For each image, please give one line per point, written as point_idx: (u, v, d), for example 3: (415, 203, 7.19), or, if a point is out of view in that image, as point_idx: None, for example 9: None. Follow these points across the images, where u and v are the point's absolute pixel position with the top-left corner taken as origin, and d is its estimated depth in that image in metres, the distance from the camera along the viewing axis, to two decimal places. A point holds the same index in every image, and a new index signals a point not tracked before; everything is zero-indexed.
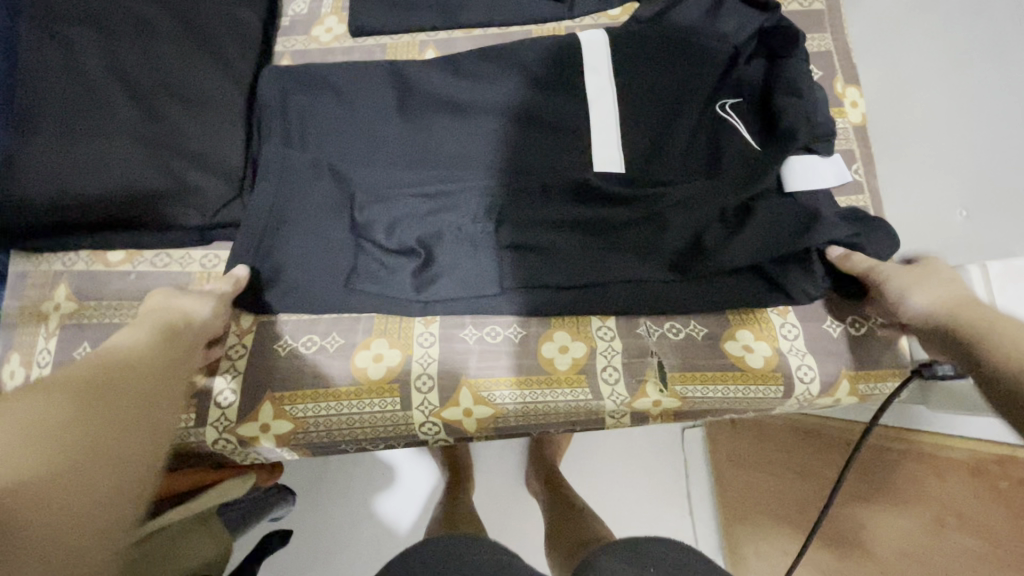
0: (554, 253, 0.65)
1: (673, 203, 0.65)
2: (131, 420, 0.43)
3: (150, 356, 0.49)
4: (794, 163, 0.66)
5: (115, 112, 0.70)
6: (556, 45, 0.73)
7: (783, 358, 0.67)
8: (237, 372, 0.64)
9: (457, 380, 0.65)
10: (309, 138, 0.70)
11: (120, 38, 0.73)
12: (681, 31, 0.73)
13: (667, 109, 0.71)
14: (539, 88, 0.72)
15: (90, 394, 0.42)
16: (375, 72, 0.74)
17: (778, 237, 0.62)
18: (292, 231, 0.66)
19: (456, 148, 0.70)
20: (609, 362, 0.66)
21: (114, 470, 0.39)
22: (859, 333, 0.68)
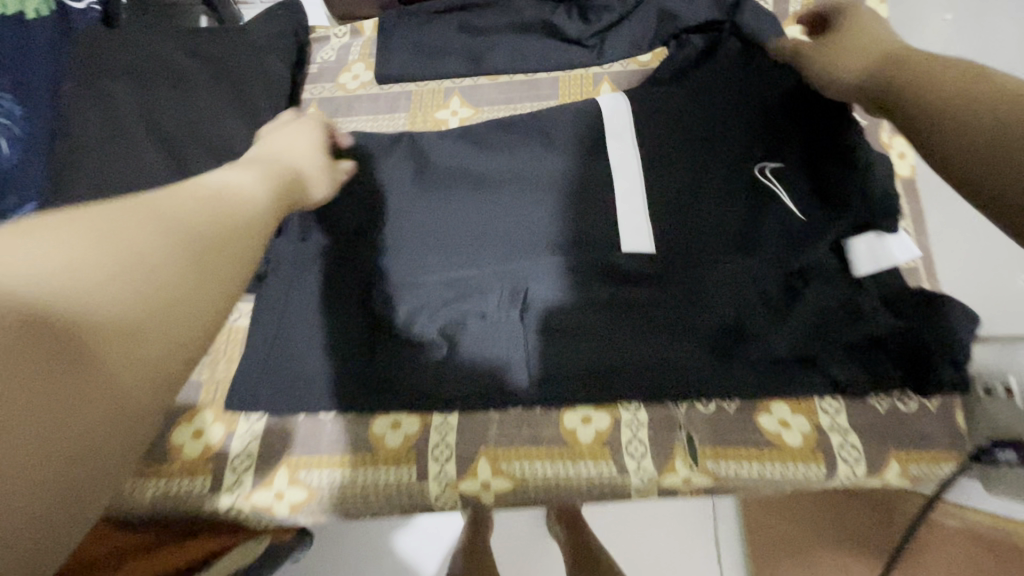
0: (580, 336, 0.66)
1: (703, 287, 0.66)
2: (160, 334, 0.26)
3: (241, 223, 0.33)
4: (857, 243, 0.66)
5: (144, 165, 0.71)
6: (584, 114, 0.75)
7: (824, 436, 0.62)
8: (255, 436, 0.64)
9: (476, 449, 0.63)
10: (341, 209, 0.72)
11: (155, 92, 0.76)
12: (707, 97, 0.74)
13: (694, 176, 0.71)
14: (567, 155, 0.74)
15: (163, 246, 0.28)
16: (403, 146, 0.77)
17: (825, 325, 0.62)
18: (322, 300, 0.68)
19: (486, 225, 0.71)
20: (635, 435, 0.63)
21: (65, 486, 0.23)
22: (909, 409, 0.62)
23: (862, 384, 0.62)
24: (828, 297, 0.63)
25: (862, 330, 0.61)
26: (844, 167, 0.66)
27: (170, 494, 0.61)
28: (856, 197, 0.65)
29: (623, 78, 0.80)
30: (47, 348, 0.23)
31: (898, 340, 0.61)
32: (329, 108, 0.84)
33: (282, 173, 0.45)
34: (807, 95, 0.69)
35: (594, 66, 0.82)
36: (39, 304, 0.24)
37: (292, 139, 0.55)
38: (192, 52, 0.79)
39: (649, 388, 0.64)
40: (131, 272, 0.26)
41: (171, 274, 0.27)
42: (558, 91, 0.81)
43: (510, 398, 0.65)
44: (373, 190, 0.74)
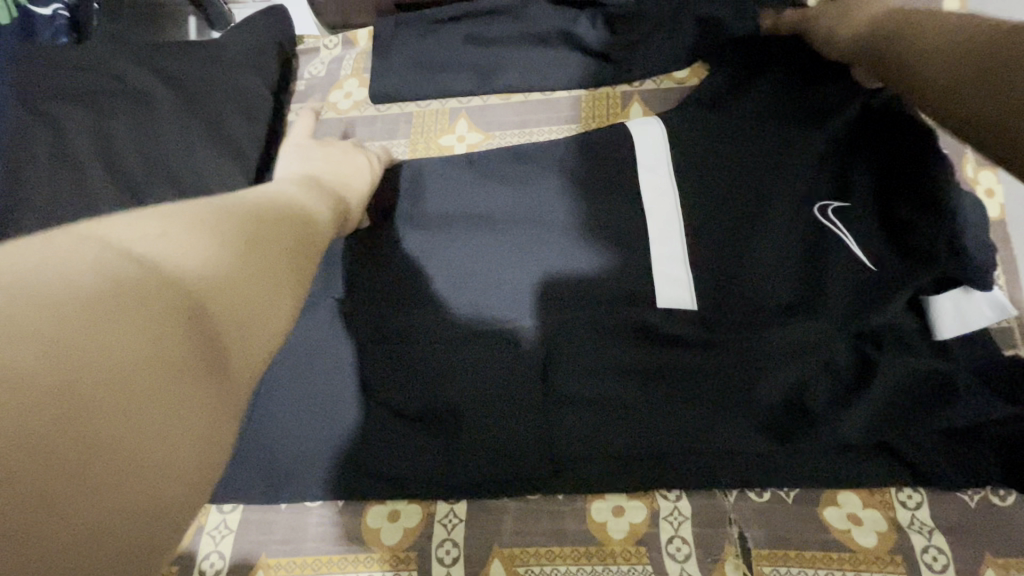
0: (612, 412, 0.56)
1: (763, 354, 0.55)
2: (269, 301, 0.31)
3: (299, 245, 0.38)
4: (941, 302, 0.56)
5: (103, 207, 0.62)
6: (611, 142, 0.65)
7: (903, 536, 0.52)
8: (229, 531, 0.54)
9: (488, 548, 0.53)
10: (336, 261, 0.63)
11: (117, 121, 0.66)
12: (757, 125, 0.64)
13: (743, 220, 0.61)
14: (591, 191, 0.64)
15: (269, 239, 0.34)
16: (405, 181, 0.67)
17: (906, 405, 0.53)
18: (316, 364, 0.59)
19: (505, 271, 0.62)
20: (676, 532, 0.54)
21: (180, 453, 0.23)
22: (1004, 503, 0.52)
23: (949, 476, 0.52)
24: (911, 370, 0.53)
25: (950, 416, 0.52)
26: (929, 215, 0.56)
27: None
28: (943, 250, 0.55)
29: (655, 99, 0.70)
30: (189, 319, 0.26)
31: (997, 431, 0.52)
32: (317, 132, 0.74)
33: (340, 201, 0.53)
34: (883, 132, 0.61)
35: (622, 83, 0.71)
36: (182, 280, 0.26)
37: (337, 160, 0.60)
38: (158, 71, 0.70)
39: (693, 474, 0.55)
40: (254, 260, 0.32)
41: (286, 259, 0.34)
42: (579, 113, 0.70)
43: (529, 485, 0.55)
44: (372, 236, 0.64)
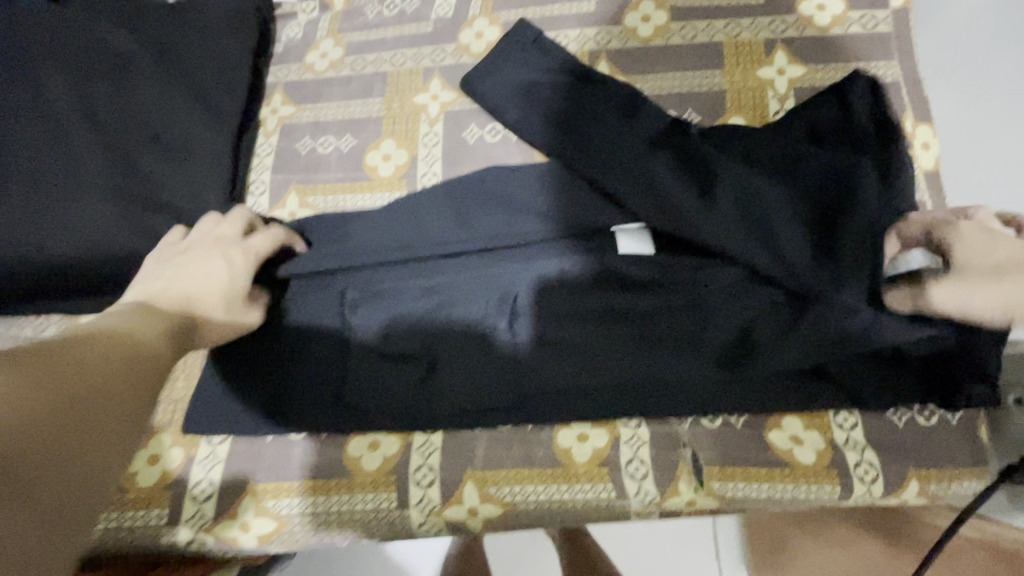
0: (576, 349, 0.59)
1: (707, 296, 0.60)
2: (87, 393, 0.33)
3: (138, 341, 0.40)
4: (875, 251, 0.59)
5: (85, 163, 0.64)
6: (576, 93, 0.67)
7: (839, 453, 0.57)
8: (219, 462, 0.58)
9: (462, 472, 0.58)
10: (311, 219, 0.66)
11: (96, 79, 0.68)
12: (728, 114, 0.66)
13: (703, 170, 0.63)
14: (556, 140, 0.66)
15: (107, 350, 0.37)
16: None
17: (839, 334, 0.57)
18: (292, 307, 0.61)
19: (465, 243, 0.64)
20: (635, 455, 0.58)
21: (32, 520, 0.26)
22: (929, 423, 0.58)
23: (880, 399, 0.57)
24: (845, 307, 0.58)
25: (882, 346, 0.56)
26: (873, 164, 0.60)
27: (124, 528, 0.56)
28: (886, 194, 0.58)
29: (620, 56, 0.72)
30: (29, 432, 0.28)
31: (920, 356, 0.57)
32: (296, 92, 0.76)
33: (181, 322, 0.48)
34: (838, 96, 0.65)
35: (589, 41, 0.73)
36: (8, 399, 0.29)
37: (207, 262, 0.54)
38: (135, 30, 0.71)
39: (650, 404, 0.59)
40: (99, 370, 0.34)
41: (116, 366, 0.36)
42: None
43: (499, 418, 0.59)
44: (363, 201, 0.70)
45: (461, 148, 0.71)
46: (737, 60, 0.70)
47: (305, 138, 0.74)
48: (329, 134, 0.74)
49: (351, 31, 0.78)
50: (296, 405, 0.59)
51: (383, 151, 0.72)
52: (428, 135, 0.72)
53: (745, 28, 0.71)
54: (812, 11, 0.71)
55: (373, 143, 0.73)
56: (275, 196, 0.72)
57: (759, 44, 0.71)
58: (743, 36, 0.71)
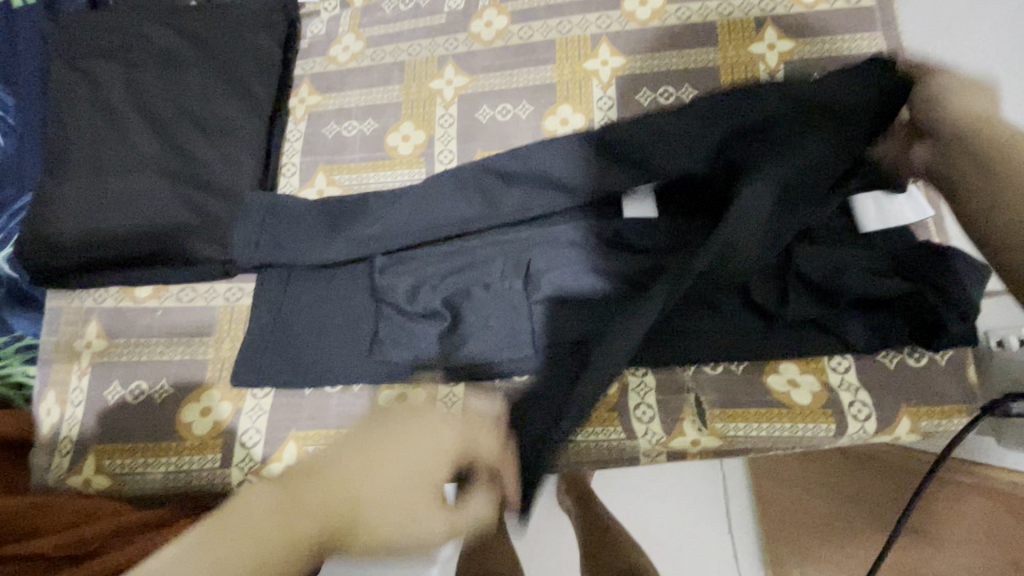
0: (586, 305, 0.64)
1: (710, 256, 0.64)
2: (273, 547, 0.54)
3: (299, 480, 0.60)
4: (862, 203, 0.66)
5: (140, 150, 0.71)
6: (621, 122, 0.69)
7: (833, 395, 0.62)
8: (262, 412, 0.65)
9: (484, 418, 0.64)
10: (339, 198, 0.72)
11: (146, 74, 0.75)
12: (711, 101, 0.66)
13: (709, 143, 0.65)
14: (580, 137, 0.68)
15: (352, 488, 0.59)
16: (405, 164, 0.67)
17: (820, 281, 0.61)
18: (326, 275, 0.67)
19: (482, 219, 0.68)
20: (641, 400, 0.64)
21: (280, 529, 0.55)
22: (917, 364, 0.62)
23: (873, 346, 0.61)
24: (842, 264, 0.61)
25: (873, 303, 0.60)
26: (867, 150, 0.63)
27: (182, 470, 0.63)
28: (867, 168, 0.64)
29: (621, 37, 0.78)
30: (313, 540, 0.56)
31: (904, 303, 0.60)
32: (321, 83, 0.83)
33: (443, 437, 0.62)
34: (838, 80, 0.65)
35: (591, 25, 0.79)
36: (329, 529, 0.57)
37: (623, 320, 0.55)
38: (178, 30, 0.78)
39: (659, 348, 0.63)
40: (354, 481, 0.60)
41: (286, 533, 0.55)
42: (554, 55, 0.78)
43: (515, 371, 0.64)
44: (385, 181, 0.77)
45: (475, 128, 0.77)
46: (730, 38, 0.75)
47: (330, 124, 0.80)
48: (353, 120, 0.80)
49: (370, 25, 0.85)
50: (332, 358, 0.65)
51: (402, 132, 0.78)
52: (444, 116, 0.78)
53: (737, 7, 0.76)
54: None
55: (393, 125, 0.79)
56: (305, 176, 0.78)
57: (750, 21, 0.75)
58: (735, 14, 0.76)
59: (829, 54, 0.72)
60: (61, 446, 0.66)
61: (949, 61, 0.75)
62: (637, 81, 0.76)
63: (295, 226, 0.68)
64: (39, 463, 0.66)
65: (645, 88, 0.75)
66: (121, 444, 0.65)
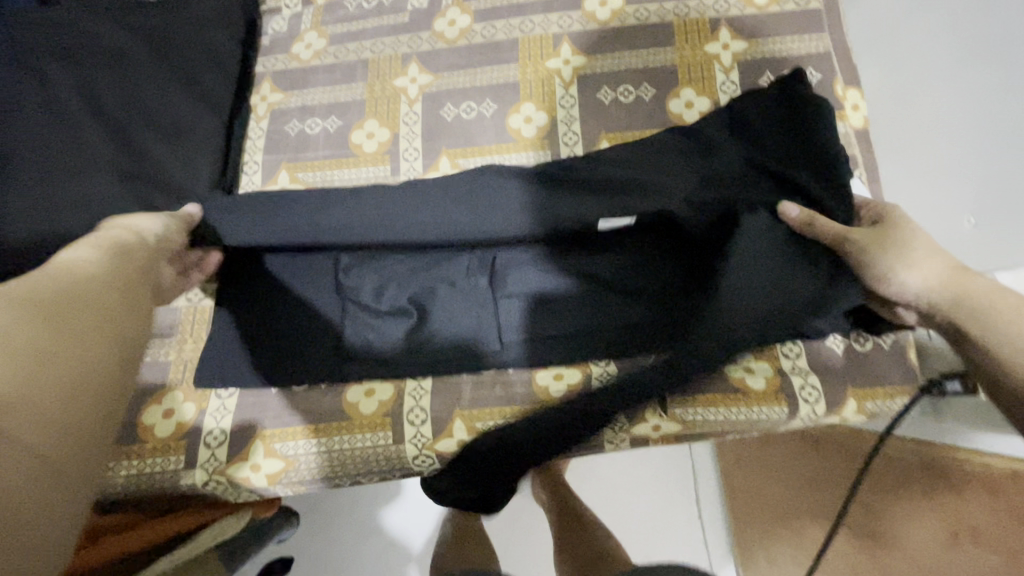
0: (551, 300, 0.66)
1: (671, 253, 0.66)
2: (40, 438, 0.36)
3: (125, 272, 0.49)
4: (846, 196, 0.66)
5: (94, 148, 0.70)
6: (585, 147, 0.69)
7: (785, 379, 0.65)
8: (227, 412, 0.64)
9: (451, 410, 0.64)
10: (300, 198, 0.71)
11: (99, 71, 0.73)
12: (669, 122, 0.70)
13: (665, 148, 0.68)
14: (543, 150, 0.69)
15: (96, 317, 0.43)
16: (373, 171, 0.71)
17: None
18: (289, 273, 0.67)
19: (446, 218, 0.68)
20: (605, 388, 0.65)
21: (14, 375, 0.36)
22: (863, 348, 0.65)
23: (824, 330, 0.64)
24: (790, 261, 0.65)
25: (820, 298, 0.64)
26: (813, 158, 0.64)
27: (143, 473, 0.62)
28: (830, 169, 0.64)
29: (582, 36, 0.79)
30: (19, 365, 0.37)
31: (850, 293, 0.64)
32: (284, 81, 0.82)
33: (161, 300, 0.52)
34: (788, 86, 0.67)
35: (553, 25, 0.80)
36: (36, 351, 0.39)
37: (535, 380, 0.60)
38: (132, 26, 0.76)
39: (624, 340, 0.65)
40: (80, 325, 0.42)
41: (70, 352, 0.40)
42: (517, 54, 0.79)
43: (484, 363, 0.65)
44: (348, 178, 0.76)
45: (440, 125, 0.78)
46: (686, 38, 0.78)
47: (294, 122, 0.80)
48: (317, 117, 0.80)
49: (333, 23, 0.84)
50: (295, 354, 0.65)
51: (367, 130, 0.78)
52: (408, 114, 0.78)
53: (692, 8, 0.79)
54: None
55: (357, 123, 0.79)
56: (269, 174, 0.78)
57: (705, 23, 0.78)
58: (691, 16, 0.79)
59: (779, 55, 0.76)
60: None
61: (889, 62, 0.80)
62: (598, 80, 0.78)
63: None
64: None
65: (606, 87, 0.77)
66: None
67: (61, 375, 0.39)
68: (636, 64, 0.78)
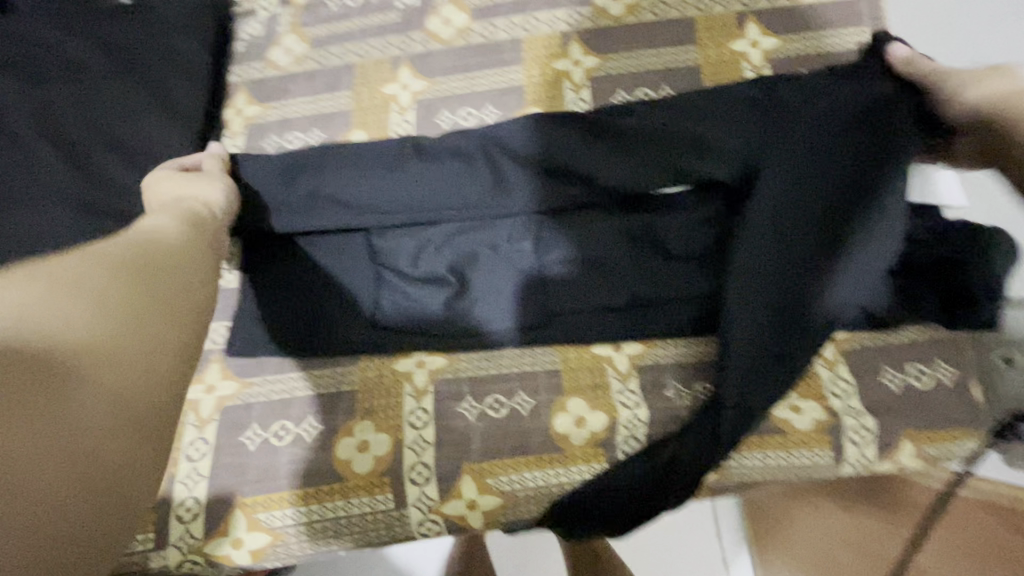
0: (575, 309, 0.61)
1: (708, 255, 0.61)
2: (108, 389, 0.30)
3: (190, 246, 0.43)
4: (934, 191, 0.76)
5: (49, 177, 0.61)
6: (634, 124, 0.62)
7: (834, 420, 0.58)
8: (201, 478, 0.56)
9: (459, 466, 0.57)
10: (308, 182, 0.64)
11: (55, 88, 0.65)
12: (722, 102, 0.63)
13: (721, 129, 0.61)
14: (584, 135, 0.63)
15: (109, 315, 0.32)
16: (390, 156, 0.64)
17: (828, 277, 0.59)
18: (284, 302, 0.62)
19: (468, 225, 0.63)
20: (631, 433, 0.58)
21: (97, 317, 0.31)
22: (923, 385, 0.58)
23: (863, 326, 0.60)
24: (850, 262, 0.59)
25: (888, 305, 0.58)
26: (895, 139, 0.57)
27: None
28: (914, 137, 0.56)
29: (594, 35, 0.71)
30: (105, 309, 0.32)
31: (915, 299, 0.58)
32: (260, 91, 0.74)
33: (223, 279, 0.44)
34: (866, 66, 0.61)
35: (560, 23, 0.72)
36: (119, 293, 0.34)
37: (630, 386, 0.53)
38: (89, 35, 0.68)
39: (645, 364, 0.60)
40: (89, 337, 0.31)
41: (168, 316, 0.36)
42: (521, 56, 0.71)
43: (502, 388, 0.59)
44: None
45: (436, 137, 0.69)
46: (709, 34, 0.70)
47: (272, 137, 0.71)
48: (297, 131, 0.71)
49: (314, 25, 0.76)
50: (281, 393, 0.59)
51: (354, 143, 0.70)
52: (400, 125, 0.70)
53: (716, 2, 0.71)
54: None
55: (343, 136, 0.70)
56: None
57: (731, 16, 0.70)
58: (715, 9, 0.71)
59: (814, 52, 0.68)
60: None
61: None
62: (613, 83, 0.69)
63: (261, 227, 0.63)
64: None
65: (621, 91, 0.69)
66: None
67: (140, 335, 0.33)
68: (656, 64, 0.69)
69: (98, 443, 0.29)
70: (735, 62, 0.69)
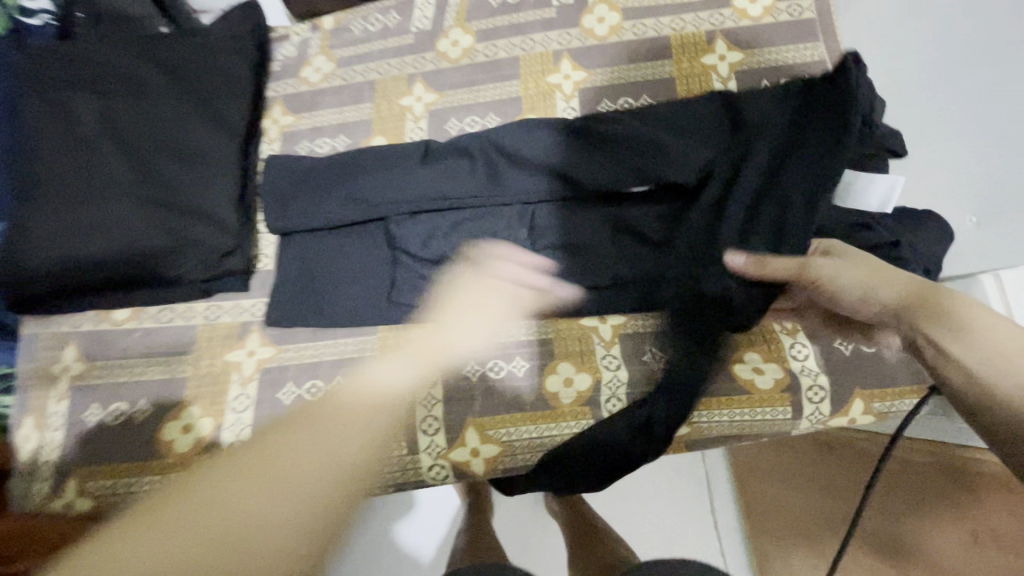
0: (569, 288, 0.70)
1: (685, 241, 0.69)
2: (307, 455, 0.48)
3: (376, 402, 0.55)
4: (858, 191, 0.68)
5: (113, 175, 0.72)
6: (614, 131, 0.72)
7: (794, 379, 0.66)
8: (244, 425, 0.67)
9: (464, 419, 0.66)
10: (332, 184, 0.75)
11: (117, 100, 0.76)
12: (690, 111, 0.73)
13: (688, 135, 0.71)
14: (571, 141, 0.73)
15: (307, 431, 0.50)
16: (405, 160, 0.75)
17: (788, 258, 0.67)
18: (314, 284, 0.72)
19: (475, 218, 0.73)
20: (614, 393, 0.66)
21: (315, 421, 0.51)
22: (872, 350, 0.66)
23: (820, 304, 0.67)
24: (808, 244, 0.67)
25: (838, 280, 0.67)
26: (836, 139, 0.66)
27: None
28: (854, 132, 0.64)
29: (583, 52, 0.82)
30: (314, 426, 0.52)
31: None
32: (294, 104, 0.85)
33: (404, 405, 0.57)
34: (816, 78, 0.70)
35: (553, 42, 0.83)
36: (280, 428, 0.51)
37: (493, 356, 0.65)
38: (148, 56, 0.79)
39: (626, 333, 0.69)
40: (288, 503, 0.44)
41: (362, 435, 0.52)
42: (519, 71, 0.82)
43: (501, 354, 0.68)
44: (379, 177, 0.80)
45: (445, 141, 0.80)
46: (683, 50, 0.80)
47: (304, 142, 0.82)
48: (325, 137, 0.82)
49: (340, 47, 0.87)
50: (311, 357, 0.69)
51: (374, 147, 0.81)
52: (414, 131, 0.81)
53: (689, 22, 0.81)
54: (745, 4, 0.81)
55: (364, 141, 0.81)
56: None
57: (702, 34, 0.80)
58: (687, 29, 0.81)
59: (773, 64, 0.78)
60: (42, 470, 0.68)
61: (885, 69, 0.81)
62: (599, 94, 0.80)
63: (291, 220, 0.73)
64: (18, 489, 0.68)
65: (606, 99, 0.79)
66: (103, 466, 0.67)
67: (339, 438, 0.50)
68: (636, 76, 0.80)
69: (282, 498, 0.45)
70: (705, 73, 0.79)
